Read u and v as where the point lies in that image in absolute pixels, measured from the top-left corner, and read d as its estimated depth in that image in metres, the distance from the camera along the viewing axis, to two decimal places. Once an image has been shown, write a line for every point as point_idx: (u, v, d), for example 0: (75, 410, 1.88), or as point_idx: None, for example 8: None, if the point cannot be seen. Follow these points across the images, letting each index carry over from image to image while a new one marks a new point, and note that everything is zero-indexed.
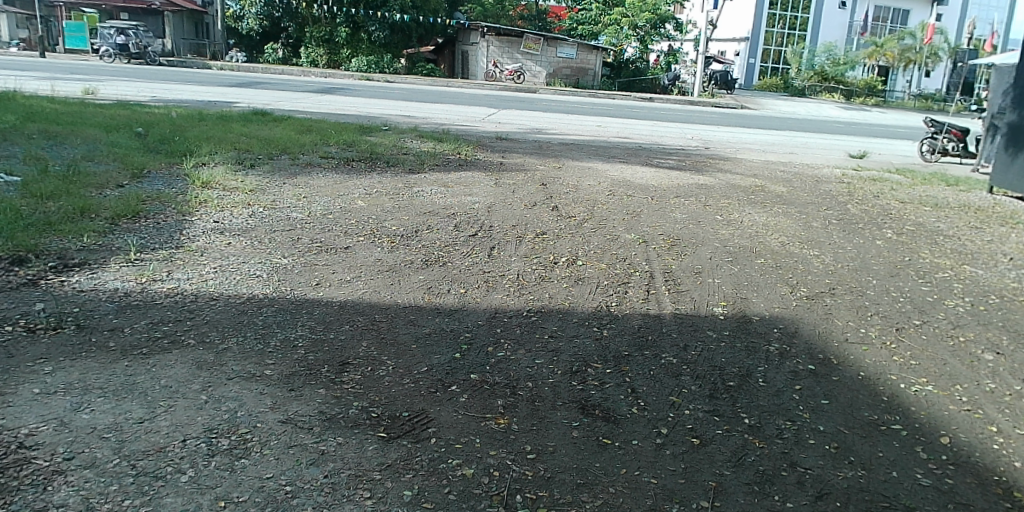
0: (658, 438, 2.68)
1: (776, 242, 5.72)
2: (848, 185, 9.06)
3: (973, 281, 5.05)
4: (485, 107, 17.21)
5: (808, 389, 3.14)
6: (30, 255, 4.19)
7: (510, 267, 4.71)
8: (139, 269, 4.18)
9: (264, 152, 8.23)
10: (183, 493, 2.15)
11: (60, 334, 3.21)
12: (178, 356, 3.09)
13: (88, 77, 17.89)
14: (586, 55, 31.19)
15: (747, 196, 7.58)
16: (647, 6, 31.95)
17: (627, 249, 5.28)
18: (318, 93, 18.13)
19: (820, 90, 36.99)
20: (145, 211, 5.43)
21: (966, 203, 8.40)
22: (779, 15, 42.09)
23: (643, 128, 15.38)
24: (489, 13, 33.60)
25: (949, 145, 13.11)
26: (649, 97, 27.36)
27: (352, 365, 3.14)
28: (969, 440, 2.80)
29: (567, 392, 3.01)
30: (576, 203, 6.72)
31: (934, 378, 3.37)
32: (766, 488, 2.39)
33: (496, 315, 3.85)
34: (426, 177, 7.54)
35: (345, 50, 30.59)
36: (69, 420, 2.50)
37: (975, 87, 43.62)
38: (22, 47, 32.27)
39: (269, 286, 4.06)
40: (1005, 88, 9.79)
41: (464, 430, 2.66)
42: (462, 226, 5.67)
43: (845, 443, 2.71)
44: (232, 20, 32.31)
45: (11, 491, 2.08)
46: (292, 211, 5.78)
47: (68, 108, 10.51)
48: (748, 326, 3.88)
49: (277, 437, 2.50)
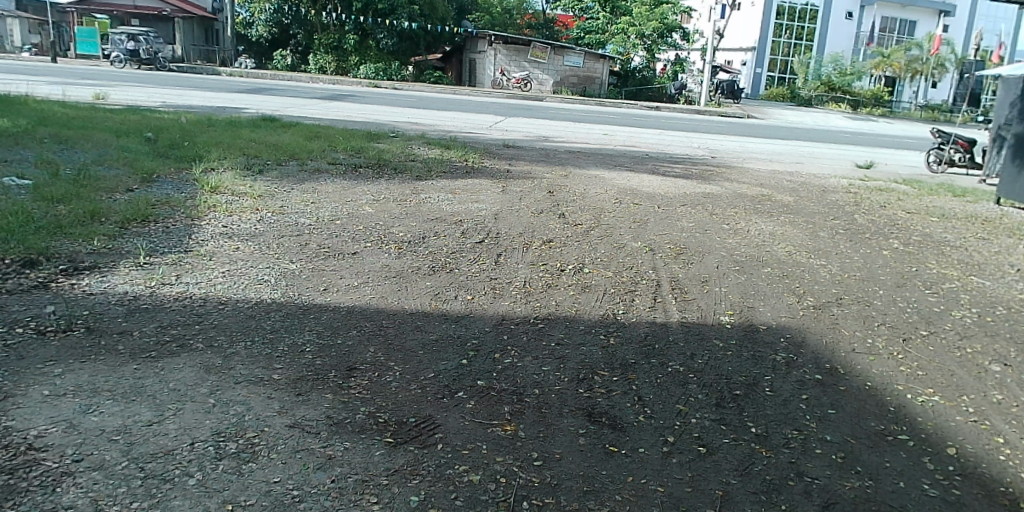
0: (665, 447, 2.67)
1: (783, 252, 5.72)
2: (855, 194, 9.07)
3: (981, 292, 5.02)
4: (493, 115, 17.30)
5: (815, 399, 3.13)
6: (41, 258, 4.22)
7: (517, 274, 4.73)
8: (149, 272, 4.22)
9: (272, 158, 8.28)
10: (191, 496, 2.16)
11: (70, 337, 3.24)
12: (187, 359, 3.11)
13: (100, 83, 18.03)
14: (593, 64, 31.24)
15: (755, 206, 7.58)
16: (655, 15, 32.05)
17: (633, 257, 5.29)
18: (325, 99, 18.22)
19: (825, 101, 37.27)
20: (154, 215, 5.46)
21: (974, 214, 8.37)
22: (786, 25, 42.23)
23: (650, 136, 15.36)
24: (498, 21, 35.06)
25: (957, 155, 13.07)
26: (657, 105, 27.46)
27: (359, 370, 3.15)
28: (977, 452, 2.79)
29: (573, 400, 3.01)
30: (583, 211, 6.73)
31: (941, 389, 3.36)
32: (774, 497, 2.39)
33: (502, 322, 3.86)
34: (434, 184, 7.59)
35: (353, 57, 30.70)
36: (78, 422, 2.52)
37: (983, 98, 43.45)
38: (34, 52, 32.66)
39: (277, 291, 4.09)
40: (1011, 99, 9.45)
41: (471, 436, 2.67)
42: (470, 233, 5.69)
43: (852, 453, 2.70)
44: (242, 27, 32.57)
45: (21, 492, 2.10)
46: (300, 217, 5.81)
47: (79, 113, 10.63)
48: (755, 335, 3.88)
49: (284, 442, 2.51)
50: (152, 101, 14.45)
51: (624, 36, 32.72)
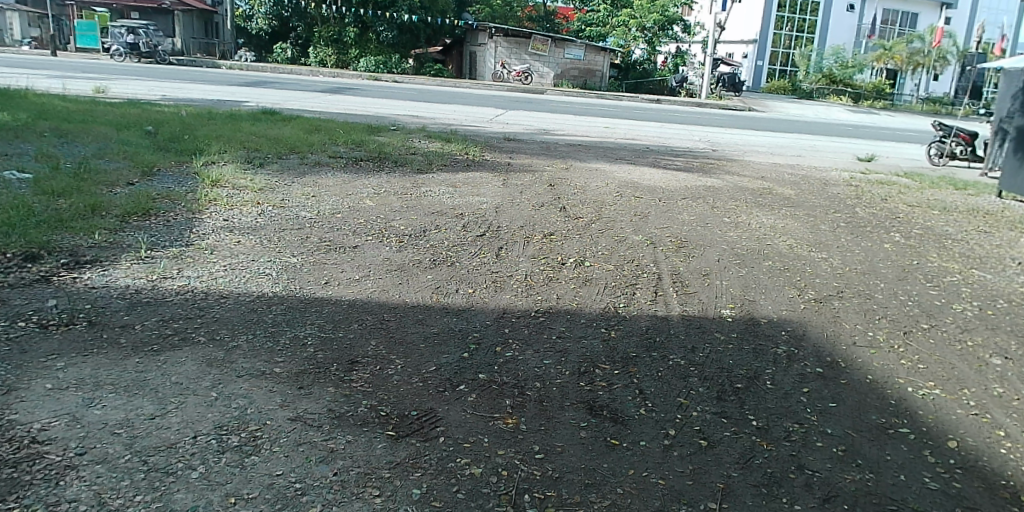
0: (666, 440, 2.68)
1: (785, 245, 5.71)
2: (856, 187, 9.06)
3: (983, 285, 5.02)
4: (494, 108, 17.25)
5: (816, 392, 3.14)
6: (43, 252, 4.22)
7: (518, 267, 4.73)
8: (150, 266, 4.22)
9: (273, 151, 8.26)
10: (194, 489, 2.17)
11: (72, 330, 3.24)
12: (189, 353, 3.12)
13: (100, 76, 18.00)
14: (594, 57, 31.17)
15: (756, 199, 7.57)
16: (657, 7, 32.26)
17: (635, 250, 5.29)
18: (325, 93, 18.18)
19: (827, 93, 37.13)
20: (155, 209, 5.46)
21: (975, 207, 8.37)
22: (787, 17, 42.10)
23: (651, 130, 15.33)
24: (498, 14, 34.29)
25: (958, 148, 13.05)
26: (658, 98, 27.36)
27: (360, 363, 3.16)
28: (977, 444, 2.80)
29: (574, 393, 3.02)
30: (584, 205, 6.72)
31: (942, 382, 3.36)
32: (775, 490, 2.40)
33: (504, 315, 3.87)
34: (435, 177, 7.58)
35: (353, 50, 30.62)
36: (81, 415, 2.52)
37: (985, 91, 43.33)
38: (34, 45, 32.58)
39: (278, 284, 4.09)
40: (1013, 92, 9.41)
41: (472, 429, 2.67)
42: (471, 226, 5.69)
43: (853, 446, 2.71)
44: (242, 20, 32.51)
45: (24, 485, 2.11)
46: (301, 210, 5.80)
47: (79, 107, 10.61)
48: (756, 328, 3.88)
49: (286, 435, 2.52)
50: (152, 95, 14.42)
51: (625, 29, 32.92)
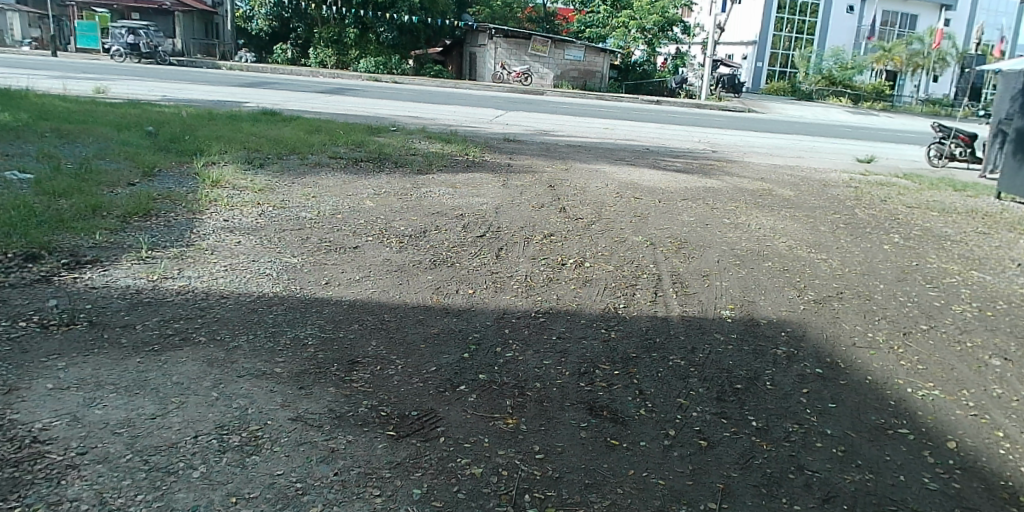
0: (666, 440, 2.69)
1: (784, 246, 5.72)
2: (855, 188, 9.09)
3: (982, 286, 5.03)
4: (493, 109, 17.26)
5: (815, 393, 3.15)
6: (44, 252, 4.23)
7: (518, 268, 4.75)
8: (151, 266, 4.23)
9: (273, 152, 8.28)
10: (195, 489, 2.17)
11: (74, 330, 3.25)
12: (189, 353, 3.12)
13: (101, 76, 17.99)
14: (594, 58, 31.24)
15: (756, 200, 7.59)
16: (657, 9, 32.22)
17: (635, 251, 5.30)
18: (326, 93, 18.23)
19: (826, 94, 37.29)
20: (155, 210, 5.46)
21: (974, 208, 8.40)
22: (786, 19, 42.20)
23: (651, 130, 15.33)
24: (499, 16, 34.44)
25: (958, 150, 13.09)
26: (659, 100, 27.21)
27: (361, 364, 3.16)
28: (976, 445, 2.80)
29: (574, 393, 3.03)
30: (584, 205, 6.74)
31: (942, 383, 3.37)
32: (775, 490, 2.40)
33: (504, 315, 3.88)
34: (436, 178, 7.59)
35: (354, 51, 30.65)
36: (82, 415, 2.53)
37: (984, 92, 43.41)
38: (34, 46, 32.65)
39: (279, 285, 4.09)
40: (1012, 93, 9.42)
41: (473, 429, 2.68)
42: (471, 226, 5.72)
43: (852, 446, 2.71)
44: (242, 20, 32.53)
45: (26, 484, 2.12)
46: (301, 211, 5.81)
47: (81, 107, 10.63)
48: (756, 329, 3.89)
49: (287, 434, 2.52)
50: (153, 96, 14.46)
51: (625, 30, 32.91)
